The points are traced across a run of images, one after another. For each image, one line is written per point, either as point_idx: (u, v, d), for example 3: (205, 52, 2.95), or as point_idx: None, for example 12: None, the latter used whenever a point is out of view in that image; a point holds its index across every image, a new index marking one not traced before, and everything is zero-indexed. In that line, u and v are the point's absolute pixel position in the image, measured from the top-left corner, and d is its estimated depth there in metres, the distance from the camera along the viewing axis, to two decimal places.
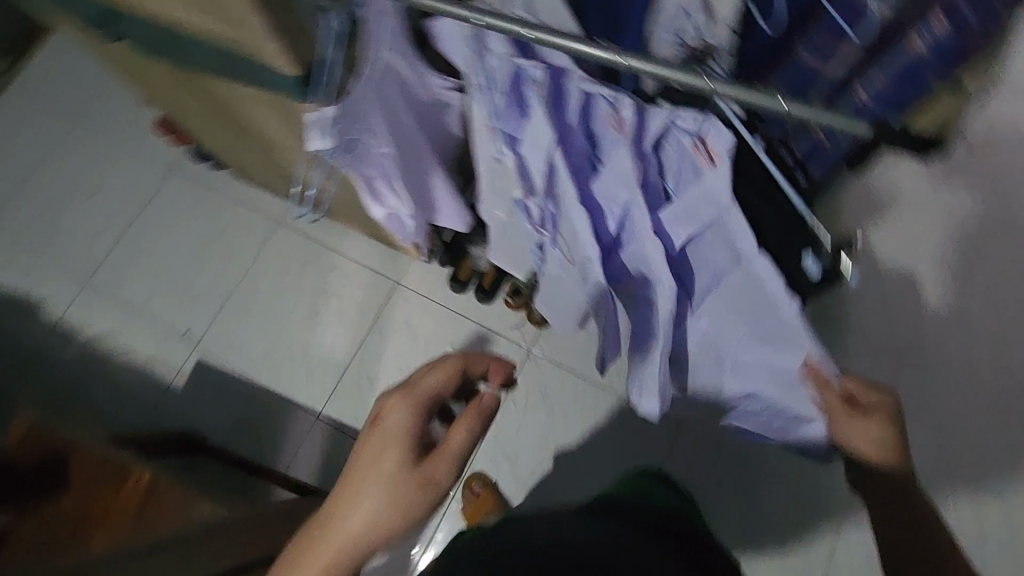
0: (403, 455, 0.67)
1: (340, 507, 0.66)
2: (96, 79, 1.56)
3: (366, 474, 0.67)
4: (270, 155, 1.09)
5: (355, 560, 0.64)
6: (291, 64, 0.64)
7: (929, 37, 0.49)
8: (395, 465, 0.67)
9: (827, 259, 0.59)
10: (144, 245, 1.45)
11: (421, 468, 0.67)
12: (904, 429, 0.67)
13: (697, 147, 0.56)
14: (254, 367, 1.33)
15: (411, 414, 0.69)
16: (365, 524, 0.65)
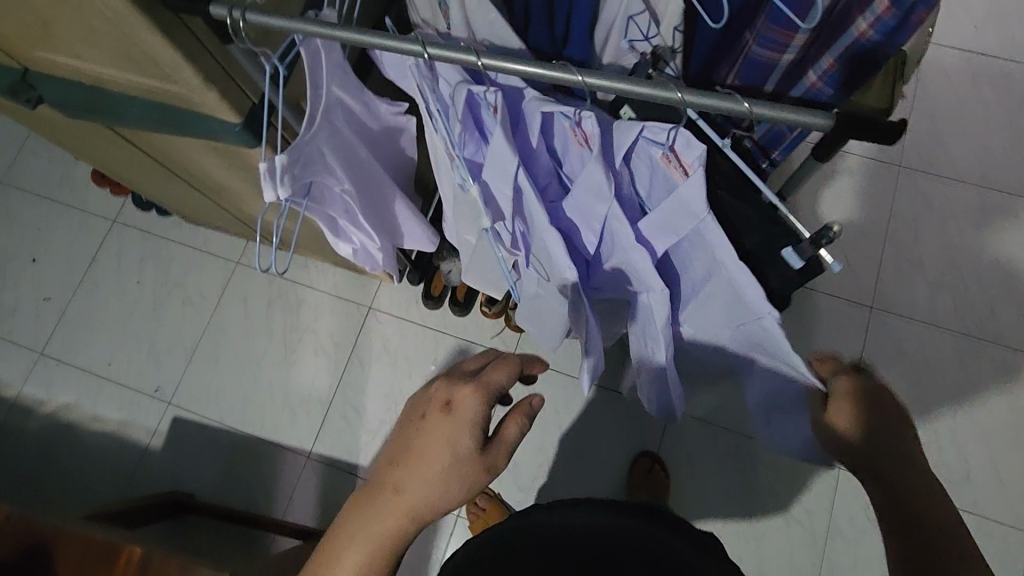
0: (472, 443, 0.60)
1: (401, 482, 0.58)
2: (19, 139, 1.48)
3: (433, 454, 0.59)
4: (218, 198, 1.04)
5: (410, 538, 0.59)
6: (229, 109, 0.61)
7: (874, 21, 0.48)
8: (461, 460, 0.59)
9: (807, 253, 0.57)
10: (97, 305, 1.38)
11: (485, 456, 0.61)
12: (884, 409, 0.58)
13: (669, 160, 0.56)
14: (235, 415, 1.29)
15: (482, 405, 0.61)
16: (429, 509, 0.58)
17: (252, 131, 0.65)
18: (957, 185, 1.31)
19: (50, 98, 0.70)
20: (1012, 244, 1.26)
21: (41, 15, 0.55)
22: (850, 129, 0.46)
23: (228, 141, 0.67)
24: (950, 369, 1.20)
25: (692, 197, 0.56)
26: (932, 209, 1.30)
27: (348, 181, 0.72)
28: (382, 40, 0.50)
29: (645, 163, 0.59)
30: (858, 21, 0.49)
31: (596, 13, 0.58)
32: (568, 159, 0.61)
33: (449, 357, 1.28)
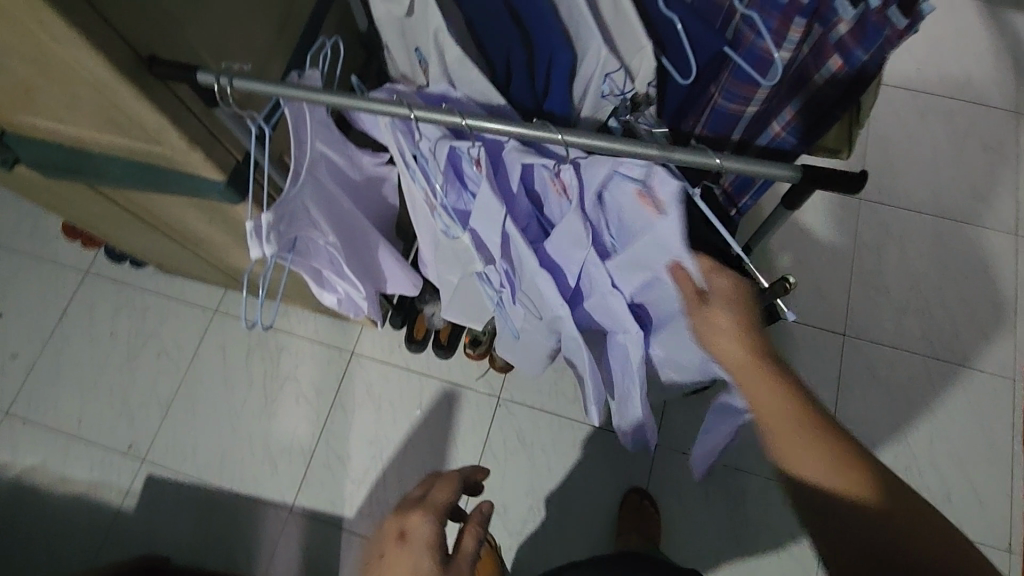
0: (428, 559, 0.58)
1: None
2: None
3: None
4: (197, 249, 1.04)
5: None
6: (214, 169, 0.62)
7: (829, 76, 0.52)
8: None
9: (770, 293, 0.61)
10: (67, 361, 1.34)
11: (447, 571, 0.58)
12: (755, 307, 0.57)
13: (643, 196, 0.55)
14: (213, 470, 1.25)
15: (432, 522, 0.61)
16: None
17: (235, 187, 0.66)
18: (915, 215, 1.37)
19: (28, 159, 0.70)
20: (969, 270, 1.32)
21: (23, 82, 0.55)
22: (813, 179, 0.49)
23: (211, 198, 0.67)
24: (923, 393, 1.24)
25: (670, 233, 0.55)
26: (894, 238, 1.36)
27: (332, 234, 0.73)
28: (367, 103, 0.51)
29: (616, 199, 0.58)
30: (814, 77, 0.53)
31: (575, 68, 0.59)
32: (548, 206, 0.63)
33: (433, 400, 1.27)
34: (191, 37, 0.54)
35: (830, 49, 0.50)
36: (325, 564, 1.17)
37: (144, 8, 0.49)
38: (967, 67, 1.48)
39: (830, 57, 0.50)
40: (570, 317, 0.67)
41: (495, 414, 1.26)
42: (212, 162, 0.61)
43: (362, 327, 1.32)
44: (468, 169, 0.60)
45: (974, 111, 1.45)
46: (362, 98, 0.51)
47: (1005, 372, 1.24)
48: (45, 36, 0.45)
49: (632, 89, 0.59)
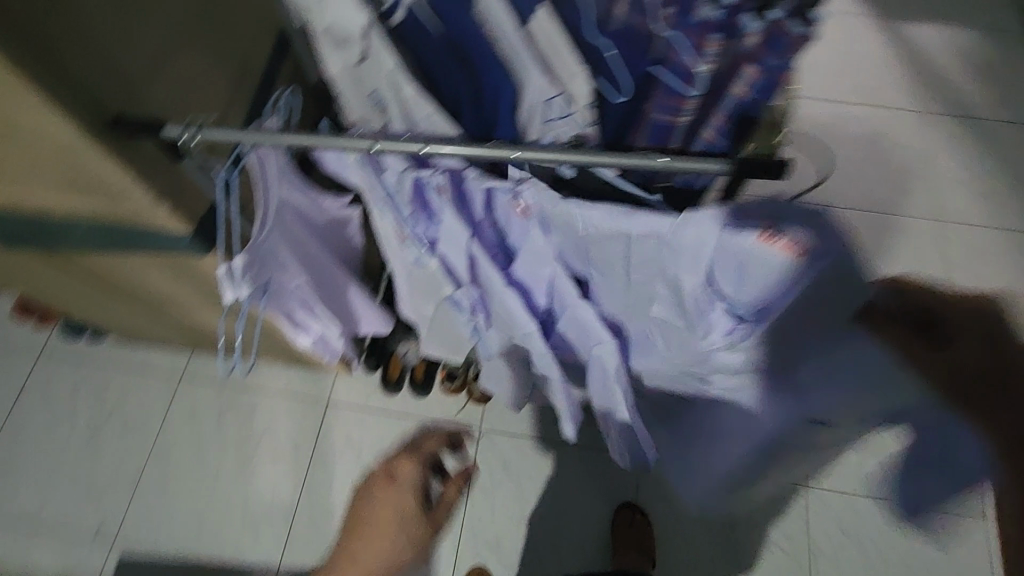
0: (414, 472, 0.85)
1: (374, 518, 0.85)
2: None
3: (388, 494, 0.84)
4: (161, 311, 1.03)
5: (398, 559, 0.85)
6: (182, 221, 0.63)
7: (746, 84, 0.58)
8: (407, 496, 0.83)
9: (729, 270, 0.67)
10: (24, 446, 1.27)
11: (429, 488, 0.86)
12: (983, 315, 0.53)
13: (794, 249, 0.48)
14: (190, 541, 1.20)
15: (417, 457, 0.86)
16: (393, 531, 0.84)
17: (203, 238, 0.67)
18: (849, 212, 1.47)
19: None
20: (904, 258, 1.43)
21: None
22: (745, 168, 0.54)
23: (179, 251, 0.68)
24: None
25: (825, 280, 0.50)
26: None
27: (303, 274, 0.75)
28: (330, 140, 0.55)
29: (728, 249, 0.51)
30: (733, 86, 0.59)
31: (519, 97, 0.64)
32: (510, 231, 0.64)
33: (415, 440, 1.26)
34: (154, 98, 0.56)
35: (742, 61, 0.57)
36: None
37: (109, 73, 0.51)
38: (873, 77, 1.63)
39: (744, 67, 0.57)
40: (539, 331, 0.70)
41: (479, 447, 1.26)
42: (180, 215, 0.63)
43: (336, 375, 1.31)
44: (433, 201, 0.63)
45: (885, 115, 1.58)
46: (323, 137, 0.54)
47: None
48: (13, 105, 0.47)
49: (578, 111, 0.61)
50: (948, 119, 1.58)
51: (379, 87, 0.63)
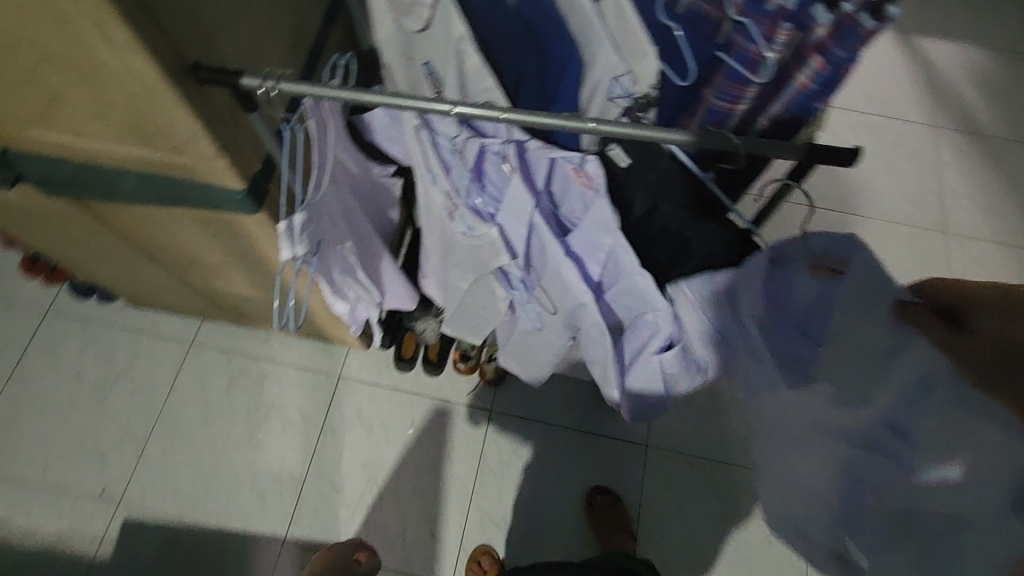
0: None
1: None
2: None
3: None
4: (184, 274, 1.02)
5: None
6: (236, 179, 0.63)
7: (812, 75, 0.58)
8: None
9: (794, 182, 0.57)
10: (30, 402, 1.25)
11: None
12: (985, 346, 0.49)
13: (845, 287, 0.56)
14: (197, 508, 1.18)
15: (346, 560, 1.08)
16: None
17: (255, 197, 0.66)
18: (868, 211, 1.48)
19: (31, 176, 0.69)
20: (911, 265, 1.42)
21: (54, 93, 0.55)
22: (816, 154, 0.54)
23: (230, 209, 0.68)
24: None
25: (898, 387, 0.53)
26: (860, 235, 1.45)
27: (349, 239, 0.75)
28: (415, 102, 0.54)
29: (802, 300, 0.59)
30: (799, 77, 0.58)
31: (581, 77, 0.67)
32: (567, 203, 0.63)
33: (426, 418, 1.26)
34: (227, 50, 0.56)
35: (811, 51, 0.56)
36: None
37: (189, 16, 0.50)
38: (885, 87, 1.63)
39: (812, 58, 0.56)
40: (594, 303, 0.65)
41: (489, 426, 1.26)
42: (238, 171, 0.63)
43: (346, 349, 1.30)
44: (471, 150, 0.60)
45: (897, 124, 1.58)
46: (385, 95, 0.53)
47: None
48: (103, 46, 0.47)
49: (639, 92, 0.65)
50: (959, 133, 1.57)
51: (442, 60, 0.65)
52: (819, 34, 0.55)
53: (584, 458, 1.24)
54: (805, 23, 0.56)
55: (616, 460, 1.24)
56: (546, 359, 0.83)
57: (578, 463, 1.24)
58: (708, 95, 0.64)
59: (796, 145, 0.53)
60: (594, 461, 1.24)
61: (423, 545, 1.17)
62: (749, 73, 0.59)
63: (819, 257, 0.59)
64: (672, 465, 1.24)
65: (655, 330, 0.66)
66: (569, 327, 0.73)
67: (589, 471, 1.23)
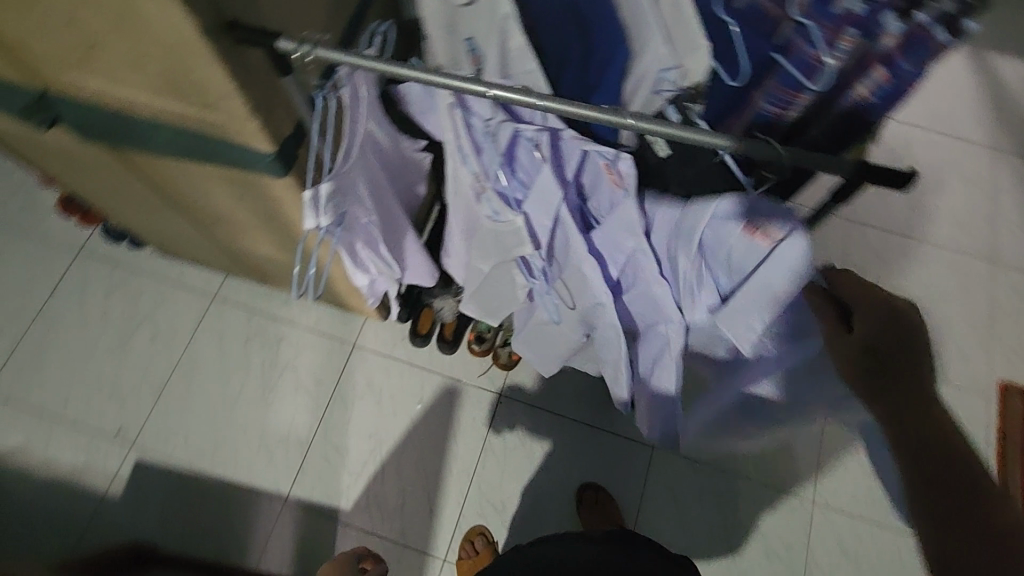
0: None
1: None
2: None
3: None
4: (211, 229, 1.03)
5: None
6: (266, 141, 0.63)
7: (872, 86, 0.54)
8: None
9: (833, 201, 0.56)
10: (57, 337, 1.29)
11: None
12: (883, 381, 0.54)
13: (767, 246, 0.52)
14: (206, 458, 1.21)
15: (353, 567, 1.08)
16: None
17: (284, 160, 0.66)
18: (912, 232, 1.41)
19: (68, 119, 0.69)
20: (951, 293, 1.36)
21: (93, 39, 0.55)
22: (866, 175, 0.51)
23: (258, 171, 0.67)
24: None
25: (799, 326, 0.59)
26: (900, 257, 1.39)
27: (374, 212, 0.74)
28: (451, 81, 0.53)
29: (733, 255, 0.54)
30: (858, 87, 0.55)
31: (628, 67, 0.65)
32: (595, 197, 0.60)
33: (435, 395, 1.26)
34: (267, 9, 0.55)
35: (874, 61, 0.52)
36: (322, 554, 1.14)
37: None
38: (948, 103, 1.54)
39: (874, 68, 0.53)
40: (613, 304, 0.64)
41: (496, 410, 1.26)
42: (268, 134, 0.62)
43: (364, 319, 1.31)
44: (505, 134, 0.59)
45: (955, 143, 1.50)
46: (422, 71, 0.52)
47: (980, 390, 1.28)
48: None
49: (690, 83, 0.64)
50: (1021, 159, 1.48)
51: (484, 37, 0.63)
52: (886, 43, 0.50)
53: (588, 452, 1.23)
54: (872, 31, 0.51)
55: (620, 458, 1.23)
56: (557, 349, 0.82)
57: (582, 457, 1.23)
58: (755, 98, 0.60)
59: (846, 164, 0.51)
60: (598, 456, 1.23)
61: (420, 519, 1.18)
62: (804, 79, 0.55)
63: (751, 221, 0.51)
64: (677, 470, 1.23)
65: (668, 340, 0.65)
66: (585, 324, 0.72)
67: (592, 466, 1.23)
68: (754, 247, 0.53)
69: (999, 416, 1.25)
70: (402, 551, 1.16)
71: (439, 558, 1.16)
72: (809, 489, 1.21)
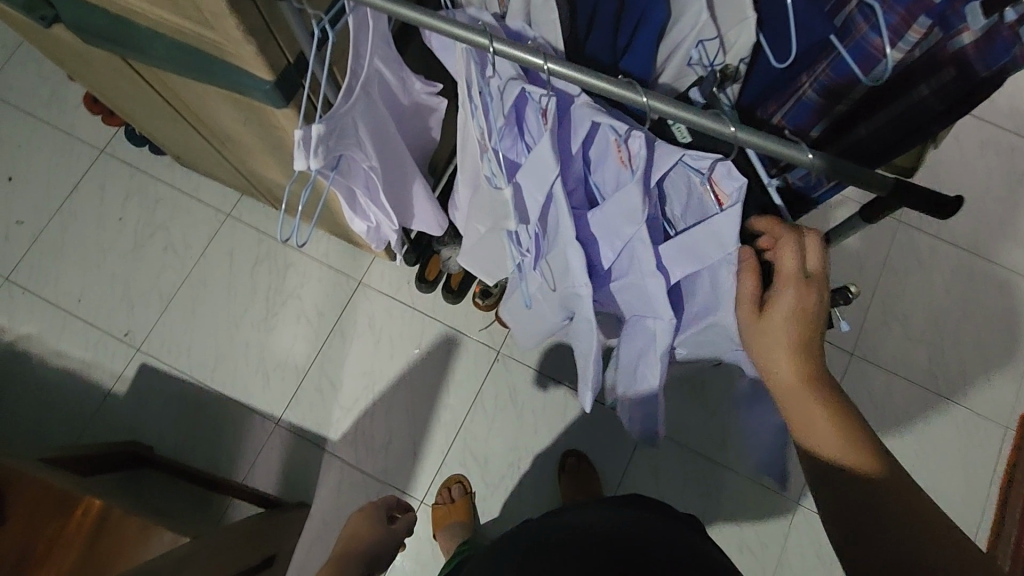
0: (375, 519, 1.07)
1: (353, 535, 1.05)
2: (25, 56, 1.41)
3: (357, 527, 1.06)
4: (223, 147, 1.00)
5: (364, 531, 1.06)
6: (263, 69, 0.59)
7: (936, 87, 0.47)
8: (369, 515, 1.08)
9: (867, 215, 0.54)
10: (75, 234, 1.31)
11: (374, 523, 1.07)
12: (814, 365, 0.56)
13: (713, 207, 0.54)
14: (207, 371, 1.24)
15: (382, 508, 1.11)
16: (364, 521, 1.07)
17: (283, 92, 0.62)
18: (963, 243, 1.31)
19: (68, 19, 0.66)
20: (993, 313, 1.27)
21: None
22: (905, 194, 0.49)
23: (256, 99, 0.64)
24: (923, 419, 1.21)
25: (707, 296, 0.60)
26: (944, 266, 1.30)
27: (375, 158, 0.69)
28: (456, 28, 0.48)
29: (690, 211, 0.56)
30: (922, 87, 0.48)
31: (664, 29, 0.55)
32: (600, 173, 0.56)
33: (434, 343, 1.26)
34: None
35: (945, 59, 0.45)
36: (305, 478, 1.18)
37: None
38: None
39: (944, 68, 0.45)
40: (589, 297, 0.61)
41: (492, 366, 1.25)
42: (265, 62, 0.58)
43: (372, 256, 1.30)
44: (511, 94, 0.54)
45: None
46: (426, 14, 0.47)
47: (1000, 418, 1.21)
48: None
49: (723, 63, 0.56)
50: None
51: None
52: (963, 41, 0.43)
53: (575, 424, 1.22)
54: (951, 23, 0.44)
55: (608, 430, 1.22)
56: (539, 329, 0.79)
57: (571, 425, 1.22)
58: (805, 83, 0.53)
59: (869, 174, 0.48)
60: (587, 426, 1.22)
61: (402, 460, 1.20)
62: (860, 69, 0.49)
63: (711, 180, 0.53)
64: (664, 451, 1.21)
65: (653, 337, 0.63)
66: (564, 307, 0.69)
67: (580, 435, 1.22)
68: (707, 206, 0.54)
69: (1015, 448, 1.19)
70: (382, 488, 1.19)
71: (417, 499, 1.19)
72: (795, 491, 1.19)
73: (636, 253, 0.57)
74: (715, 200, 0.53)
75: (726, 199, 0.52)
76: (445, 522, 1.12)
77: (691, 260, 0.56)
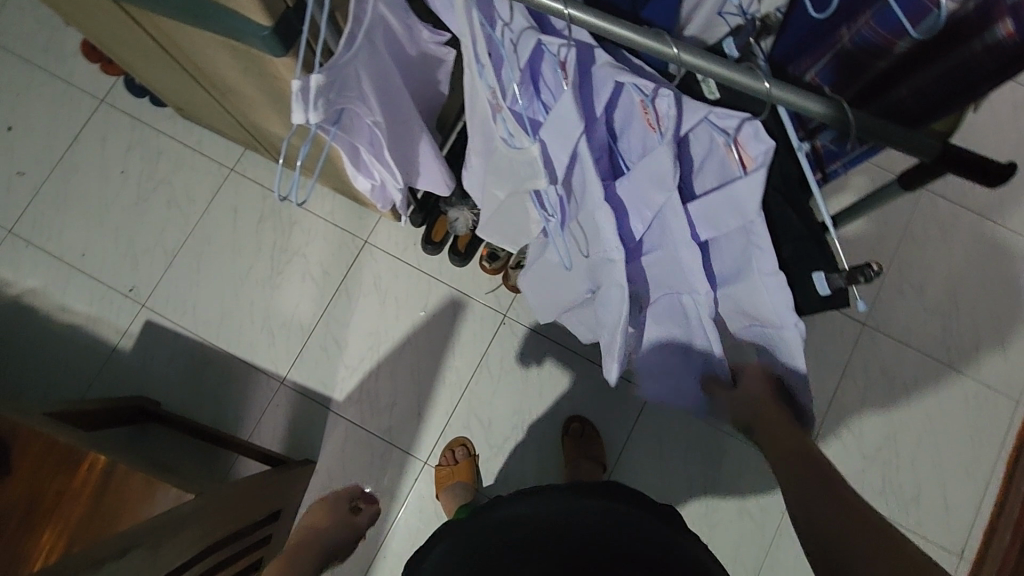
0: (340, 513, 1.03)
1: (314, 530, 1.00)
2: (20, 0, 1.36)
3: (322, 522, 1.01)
4: (222, 99, 0.96)
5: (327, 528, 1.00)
6: (259, 13, 0.55)
7: (987, 42, 0.42)
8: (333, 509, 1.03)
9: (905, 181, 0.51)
10: (77, 188, 1.29)
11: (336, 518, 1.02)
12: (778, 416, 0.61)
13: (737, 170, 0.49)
14: (213, 329, 1.24)
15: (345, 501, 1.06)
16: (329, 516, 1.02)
17: (281, 38, 0.58)
18: (990, 214, 1.26)
19: None
20: (1015, 286, 1.23)
21: None
22: (947, 161, 0.46)
23: (253, 46, 0.60)
24: (935, 393, 1.19)
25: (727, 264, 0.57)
26: (967, 238, 1.25)
27: (380, 113, 0.66)
28: None
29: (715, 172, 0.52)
30: (972, 42, 0.43)
31: None
32: (627, 139, 0.54)
33: (440, 305, 1.24)
34: None
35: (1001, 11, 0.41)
36: (311, 436, 1.19)
37: None
38: None
39: (999, 22, 0.41)
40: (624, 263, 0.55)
41: (498, 331, 1.23)
42: (261, 6, 0.54)
43: (378, 216, 1.27)
44: (527, 46, 0.50)
45: None
46: None
47: (1014, 393, 1.19)
48: None
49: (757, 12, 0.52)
50: None
51: None
52: None
53: (581, 390, 1.22)
54: None
55: (614, 397, 1.22)
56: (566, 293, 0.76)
57: (576, 391, 1.21)
58: (843, 36, 0.49)
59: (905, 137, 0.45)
60: (592, 393, 1.22)
61: (408, 421, 1.21)
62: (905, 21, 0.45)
63: (735, 141, 0.48)
64: (669, 419, 1.20)
65: (686, 307, 0.60)
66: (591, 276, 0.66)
67: (585, 401, 1.21)
68: (730, 167, 0.50)
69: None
70: (387, 448, 1.19)
71: (422, 460, 1.19)
72: None
73: (662, 220, 0.54)
74: (740, 164, 0.49)
75: (751, 164, 0.48)
76: (446, 483, 1.13)
77: (710, 225, 0.53)
